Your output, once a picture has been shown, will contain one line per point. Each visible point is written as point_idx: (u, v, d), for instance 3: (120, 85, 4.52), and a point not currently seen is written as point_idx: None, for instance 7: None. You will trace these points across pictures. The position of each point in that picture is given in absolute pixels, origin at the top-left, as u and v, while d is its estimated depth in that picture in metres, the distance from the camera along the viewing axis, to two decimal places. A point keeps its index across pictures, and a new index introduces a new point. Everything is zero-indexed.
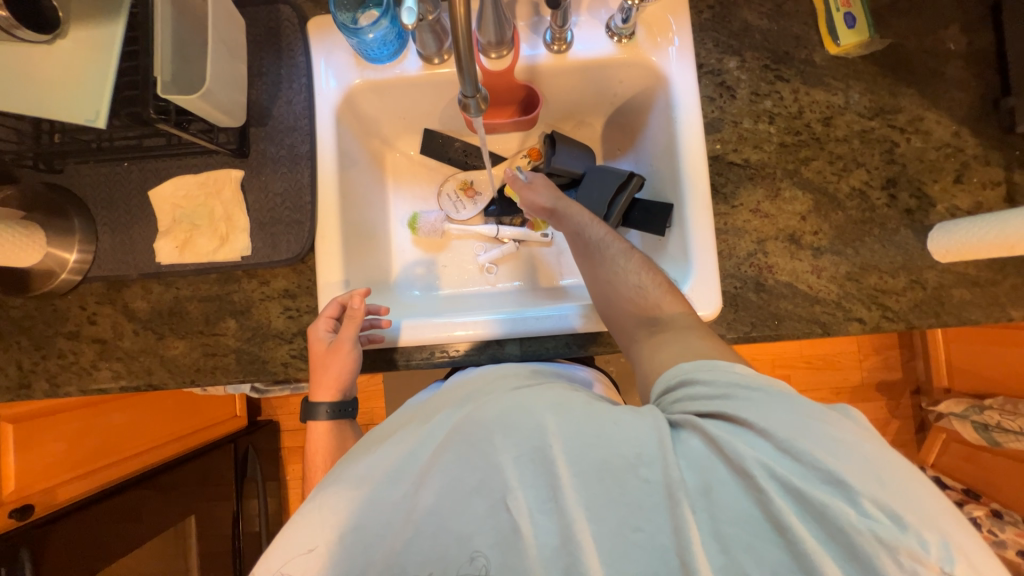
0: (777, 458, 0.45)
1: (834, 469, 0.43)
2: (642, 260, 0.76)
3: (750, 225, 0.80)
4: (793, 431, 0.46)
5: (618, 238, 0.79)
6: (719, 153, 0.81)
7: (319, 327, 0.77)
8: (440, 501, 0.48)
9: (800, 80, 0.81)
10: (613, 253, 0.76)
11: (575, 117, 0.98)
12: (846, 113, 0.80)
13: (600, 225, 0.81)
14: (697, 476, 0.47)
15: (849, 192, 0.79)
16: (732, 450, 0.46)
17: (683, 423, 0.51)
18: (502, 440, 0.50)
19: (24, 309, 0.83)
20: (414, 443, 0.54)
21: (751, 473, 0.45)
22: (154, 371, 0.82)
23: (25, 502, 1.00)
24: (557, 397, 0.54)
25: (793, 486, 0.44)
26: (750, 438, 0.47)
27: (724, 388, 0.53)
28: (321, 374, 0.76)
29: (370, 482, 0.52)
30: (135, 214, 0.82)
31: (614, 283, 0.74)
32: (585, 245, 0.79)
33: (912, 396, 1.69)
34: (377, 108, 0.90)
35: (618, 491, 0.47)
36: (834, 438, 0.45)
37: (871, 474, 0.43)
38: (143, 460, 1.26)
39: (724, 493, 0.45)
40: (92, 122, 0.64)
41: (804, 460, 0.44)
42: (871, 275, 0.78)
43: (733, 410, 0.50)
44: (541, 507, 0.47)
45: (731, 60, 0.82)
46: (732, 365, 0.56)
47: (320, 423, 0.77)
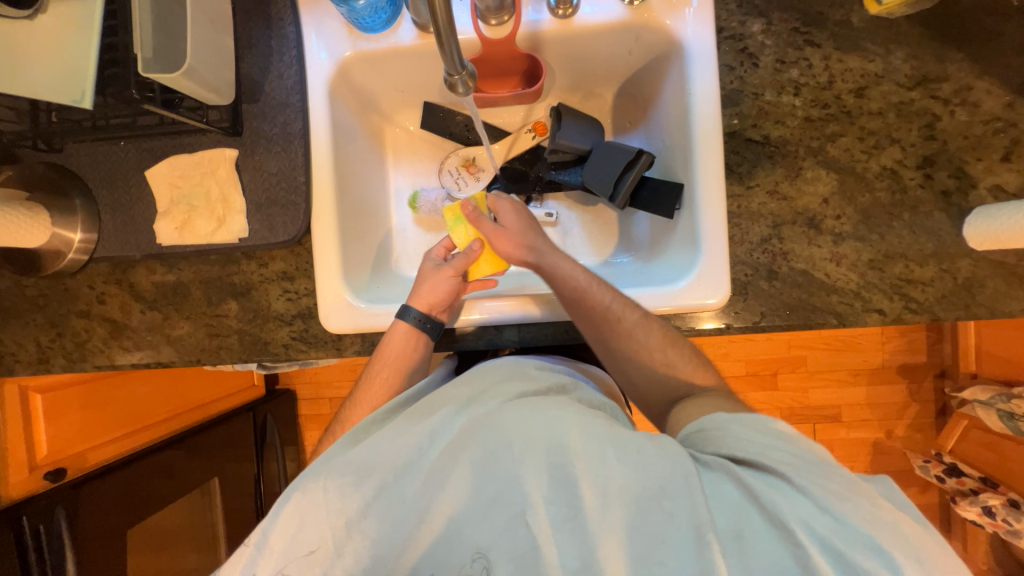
0: (816, 517, 0.45)
1: (871, 533, 0.44)
2: (662, 330, 0.72)
3: (766, 208, 0.74)
4: (833, 495, 0.46)
5: (628, 303, 0.72)
6: (736, 129, 0.75)
7: (434, 252, 0.83)
8: (460, 508, 0.50)
9: (833, 44, 0.73)
10: (629, 325, 0.70)
11: (583, 87, 0.91)
12: (883, 82, 0.72)
13: (602, 289, 0.72)
14: (730, 521, 0.47)
15: (880, 172, 0.72)
16: (769, 502, 0.46)
17: (717, 465, 0.50)
18: (523, 453, 0.50)
19: (37, 288, 0.85)
20: (420, 437, 0.54)
21: (788, 525, 0.45)
22: (162, 350, 0.84)
23: (58, 465, 1.07)
24: (579, 415, 0.52)
25: (832, 545, 0.44)
26: (790, 493, 0.46)
27: (760, 444, 0.51)
28: (419, 285, 0.78)
29: (381, 476, 0.52)
30: (134, 195, 0.82)
31: (633, 358, 0.71)
32: (592, 316, 0.71)
33: (936, 380, 1.63)
34: (373, 82, 0.86)
35: (644, 521, 0.47)
36: (873, 509, 0.45)
37: (906, 547, 0.43)
38: (167, 427, 1.32)
39: (754, 540, 0.45)
40: (77, 102, 0.62)
41: (842, 520, 0.45)
42: (896, 264, 0.72)
43: (766, 463, 0.49)
44: (561, 521, 0.47)
45: (755, 22, 0.74)
46: (773, 421, 0.54)
47: (403, 326, 0.74)
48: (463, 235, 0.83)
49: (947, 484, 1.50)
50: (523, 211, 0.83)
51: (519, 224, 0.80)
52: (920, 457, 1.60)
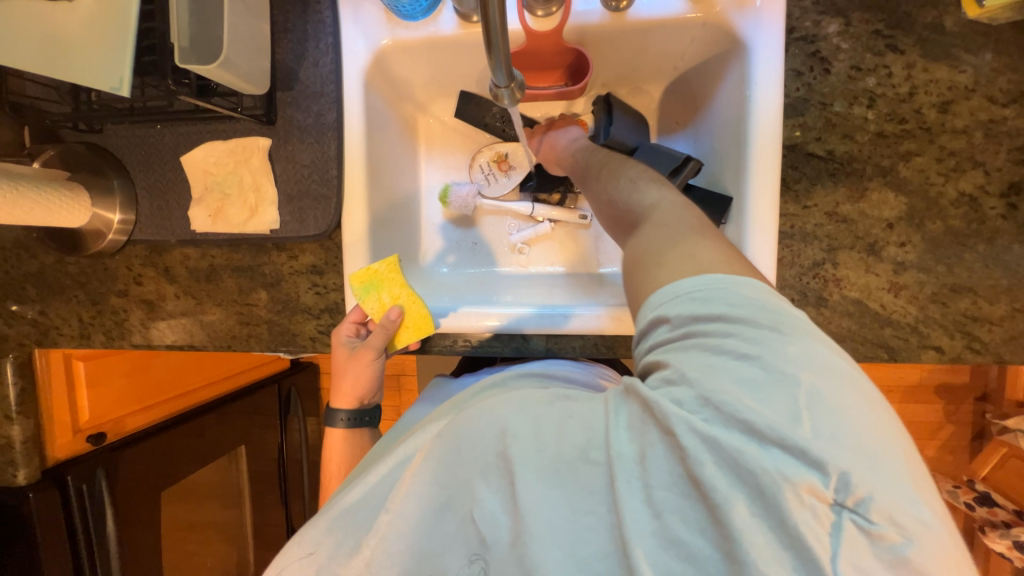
0: (702, 413, 0.38)
1: (748, 413, 0.36)
2: (639, 169, 0.66)
3: (822, 230, 0.69)
4: (723, 379, 0.38)
5: (599, 156, 0.72)
6: (797, 141, 0.69)
7: (342, 332, 0.78)
8: (415, 526, 0.48)
9: (919, 51, 0.65)
10: (605, 167, 0.69)
11: (630, 83, 0.86)
12: (972, 97, 0.65)
13: (584, 150, 0.76)
14: (621, 442, 0.41)
15: (956, 198, 0.66)
16: (658, 409, 0.39)
17: (627, 384, 0.43)
18: (468, 457, 0.47)
19: (79, 266, 0.88)
20: (386, 469, 0.53)
21: (674, 432, 0.38)
22: (195, 334, 0.86)
23: (98, 429, 1.12)
24: (520, 395, 0.48)
25: (712, 440, 0.36)
26: (681, 389, 0.39)
27: (680, 325, 0.43)
28: (340, 381, 0.80)
29: (350, 511, 0.52)
30: (169, 179, 0.82)
31: (597, 199, 0.68)
32: (582, 170, 0.74)
33: (976, 403, 1.54)
34: (410, 70, 0.82)
35: (562, 477, 0.43)
36: (760, 376, 0.38)
37: (795, 412, 0.36)
38: (199, 396, 1.38)
39: (650, 458, 0.39)
40: (117, 90, 0.62)
41: (730, 411, 0.37)
42: (962, 299, 0.66)
43: (668, 357, 0.42)
44: (499, 514, 0.45)
45: (832, 22, 0.67)
46: (695, 278, 0.44)
47: (338, 429, 0.83)
48: (378, 302, 0.77)
49: (977, 513, 1.44)
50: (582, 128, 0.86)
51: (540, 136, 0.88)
52: (950, 482, 1.54)
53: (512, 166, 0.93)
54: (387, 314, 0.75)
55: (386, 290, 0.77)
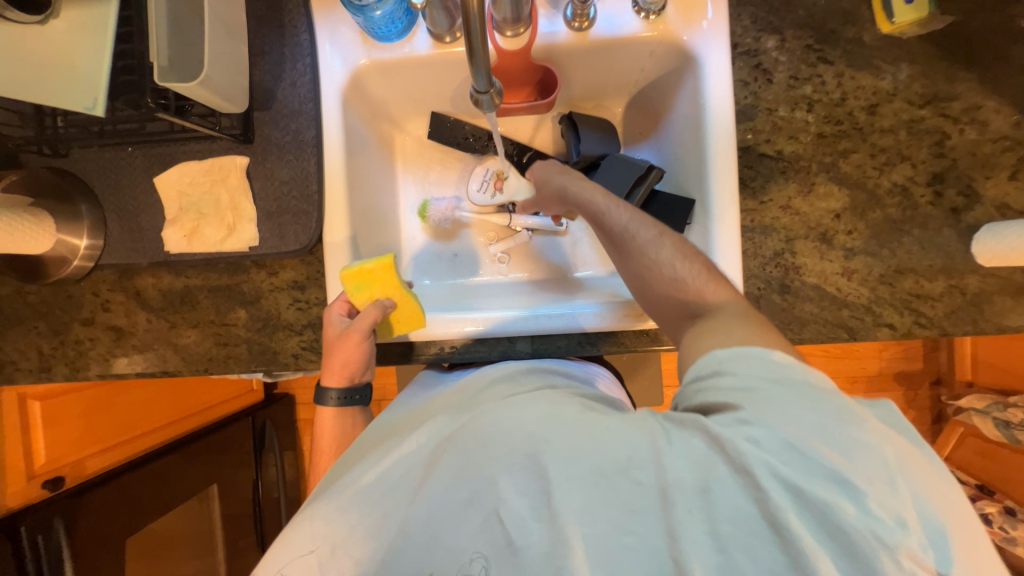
0: (786, 461, 0.42)
1: (838, 467, 0.41)
2: (678, 244, 0.64)
3: (779, 222, 0.75)
4: (806, 433, 0.42)
5: (645, 221, 0.66)
6: (750, 143, 0.75)
7: (335, 311, 0.75)
8: (432, 511, 0.49)
9: (846, 62, 0.74)
10: (642, 241, 0.64)
11: (595, 98, 0.92)
12: (894, 100, 0.73)
13: (620, 208, 0.68)
14: (692, 475, 0.44)
15: (890, 189, 0.73)
16: (733, 449, 0.43)
17: (688, 421, 0.47)
18: (493, 454, 0.49)
19: (39, 295, 0.84)
20: (399, 453, 0.55)
21: (751, 471, 0.42)
22: (168, 359, 0.83)
23: (56, 473, 1.04)
24: (547, 406, 0.52)
25: (795, 485, 0.41)
26: (760, 436, 0.43)
27: (744, 379, 0.48)
28: (331, 359, 0.74)
29: (366, 491, 0.54)
30: (141, 201, 0.80)
31: (647, 275, 0.64)
32: (607, 236, 0.68)
33: (931, 387, 1.64)
34: (385, 89, 0.85)
35: (609, 494, 0.45)
36: (850, 438, 0.42)
37: (882, 474, 0.41)
38: (171, 431, 1.31)
39: (720, 493, 0.43)
40: (91, 109, 0.62)
41: (815, 462, 0.41)
42: (906, 279, 0.73)
43: (739, 403, 0.46)
44: (530, 520, 0.46)
45: (769, 38, 0.75)
46: (770, 352, 0.49)
47: (328, 408, 0.76)
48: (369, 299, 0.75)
49: None
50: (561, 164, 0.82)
51: (545, 171, 0.81)
52: None
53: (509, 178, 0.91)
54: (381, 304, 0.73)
55: (379, 288, 0.75)
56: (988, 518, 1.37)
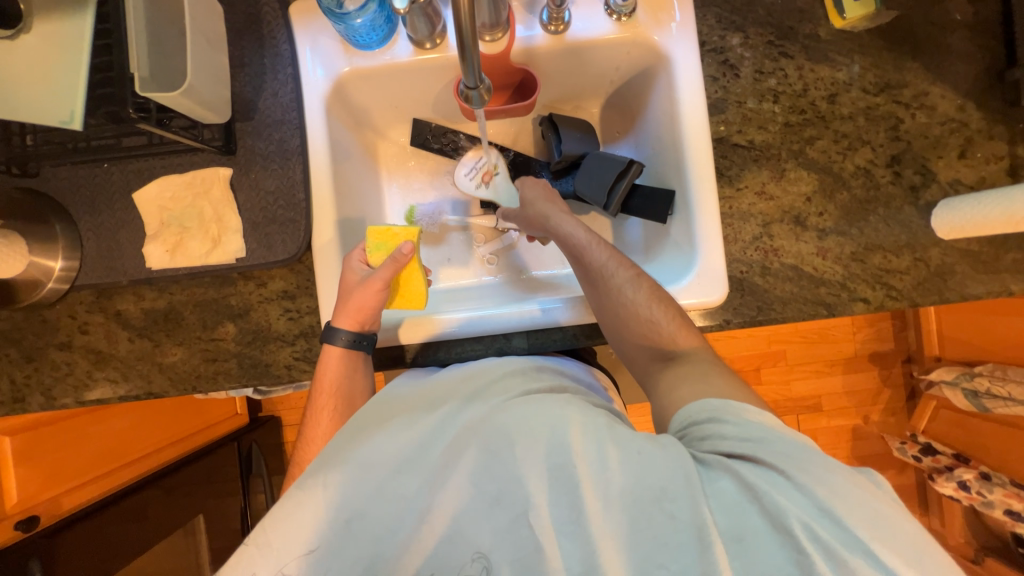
0: (818, 520, 0.44)
1: (872, 541, 0.43)
2: (652, 289, 0.69)
3: (756, 208, 0.79)
4: (834, 495, 0.45)
5: (623, 262, 0.71)
6: (723, 134, 0.79)
7: (355, 259, 0.75)
8: (463, 510, 0.51)
9: (804, 56, 0.79)
10: (619, 281, 0.69)
11: (573, 99, 0.95)
12: (851, 89, 0.79)
13: (601, 247, 0.73)
14: (730, 522, 0.46)
15: (854, 171, 0.78)
16: (772, 503, 0.45)
17: (714, 462, 0.49)
18: (523, 453, 0.51)
19: (11, 321, 0.80)
20: (416, 435, 0.56)
21: (789, 527, 0.44)
22: (153, 379, 0.80)
23: (30, 512, 0.96)
24: (580, 414, 0.53)
25: (834, 549, 0.43)
26: (793, 494, 0.45)
27: (753, 432, 0.51)
28: (346, 299, 0.72)
29: (380, 471, 0.54)
30: (119, 218, 0.78)
31: (622, 316, 0.68)
32: (585, 271, 0.72)
33: (903, 365, 1.72)
34: (367, 97, 0.86)
35: (642, 521, 0.47)
36: (878, 512, 0.44)
37: (913, 551, 0.43)
38: (155, 460, 1.23)
39: (756, 544, 0.45)
40: (68, 123, 0.61)
41: (846, 527, 0.43)
42: (875, 255, 0.78)
43: (762, 456, 0.48)
44: (560, 532, 0.48)
45: (734, 36, 0.80)
46: (759, 413, 0.54)
47: (335, 349, 0.73)
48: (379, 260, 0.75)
49: (924, 463, 1.57)
50: (550, 189, 0.85)
51: (534, 193, 0.82)
52: (897, 439, 1.68)
53: (500, 175, 0.91)
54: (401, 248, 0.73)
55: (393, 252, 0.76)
56: (966, 485, 1.44)
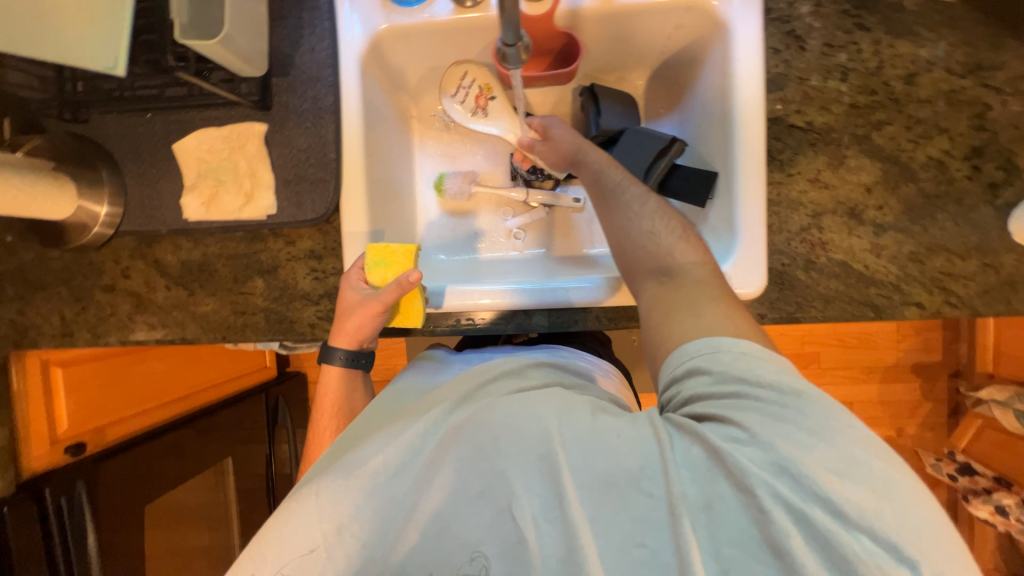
0: (781, 481, 0.41)
1: (834, 493, 0.40)
2: (660, 205, 0.66)
3: (807, 196, 0.73)
4: (799, 450, 0.42)
5: (637, 182, 0.69)
6: (779, 114, 0.73)
7: (353, 278, 0.74)
8: (447, 505, 0.50)
9: (883, 29, 0.71)
10: (629, 196, 0.66)
11: (617, 70, 0.89)
12: (933, 70, 0.71)
13: (617, 170, 0.71)
14: (698, 491, 0.44)
15: (925, 162, 0.71)
16: (734, 464, 0.42)
17: (681, 426, 0.46)
18: (508, 450, 0.49)
19: (62, 261, 0.85)
20: (411, 437, 0.52)
21: (753, 490, 0.42)
22: (187, 326, 0.84)
23: (78, 438, 1.03)
24: (561, 403, 0.51)
25: (794, 505, 0.41)
26: (754, 451, 0.43)
27: (732, 384, 0.47)
28: (344, 321, 0.73)
29: (374, 476, 0.51)
30: (160, 167, 0.81)
31: (626, 232, 0.64)
32: (600, 189, 0.69)
33: (950, 379, 1.60)
34: (404, 58, 0.84)
35: (620, 503, 0.45)
36: (845, 458, 0.41)
37: (880, 499, 0.40)
38: (188, 403, 1.29)
39: (725, 513, 0.43)
40: (114, 69, 0.62)
41: (805, 480, 0.41)
42: (937, 257, 0.71)
43: (733, 414, 0.45)
44: (541, 521, 0.47)
45: (804, 4, 0.72)
46: (739, 341, 0.49)
47: (334, 368, 0.76)
48: (380, 279, 0.73)
49: (960, 483, 1.49)
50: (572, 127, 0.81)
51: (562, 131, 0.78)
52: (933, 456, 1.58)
53: (494, 99, 0.83)
54: (407, 273, 0.70)
55: (393, 270, 0.73)
56: (1005, 510, 1.34)
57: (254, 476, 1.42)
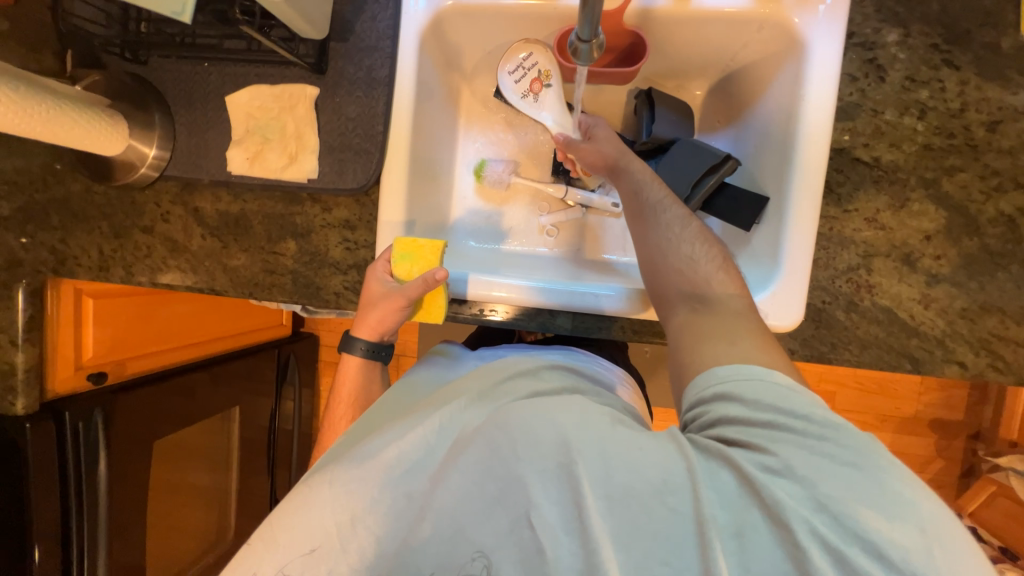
0: (819, 516, 0.40)
1: (877, 533, 0.39)
2: (701, 230, 0.64)
3: (861, 235, 0.69)
4: (837, 487, 0.41)
5: (678, 203, 0.67)
6: (846, 145, 0.70)
7: (378, 270, 0.74)
8: (459, 506, 0.49)
9: (974, 69, 0.67)
10: (669, 217, 0.65)
11: (677, 77, 0.86)
12: (1021, 120, 0.66)
13: (659, 186, 0.68)
14: (728, 516, 0.42)
15: (994, 217, 0.67)
16: (770, 497, 0.41)
17: (712, 451, 0.45)
18: (524, 457, 0.48)
19: (106, 197, 0.87)
20: (427, 434, 0.55)
21: (789, 524, 0.40)
22: (217, 277, 0.85)
23: (100, 368, 1.06)
24: (580, 410, 0.50)
25: (833, 544, 0.40)
26: (790, 485, 0.42)
27: (765, 412, 0.46)
28: (366, 313, 0.74)
29: (389, 467, 0.53)
30: (210, 118, 0.81)
31: (662, 254, 0.63)
32: (639, 205, 0.66)
33: (968, 440, 1.55)
34: (463, 38, 0.82)
35: (642, 518, 0.44)
36: (888, 495, 0.40)
37: (926, 541, 0.39)
38: (203, 350, 1.33)
39: (757, 544, 0.41)
40: (179, 15, 0.61)
41: (845, 518, 0.40)
42: (990, 318, 0.67)
43: (769, 444, 0.44)
44: (559, 529, 0.45)
45: (891, 32, 0.68)
46: (772, 372, 0.48)
47: (354, 359, 0.77)
48: (405, 273, 0.73)
49: None
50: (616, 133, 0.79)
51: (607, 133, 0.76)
52: None
53: (549, 87, 0.81)
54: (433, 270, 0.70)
55: (419, 266, 0.72)
56: None
57: (259, 428, 1.46)
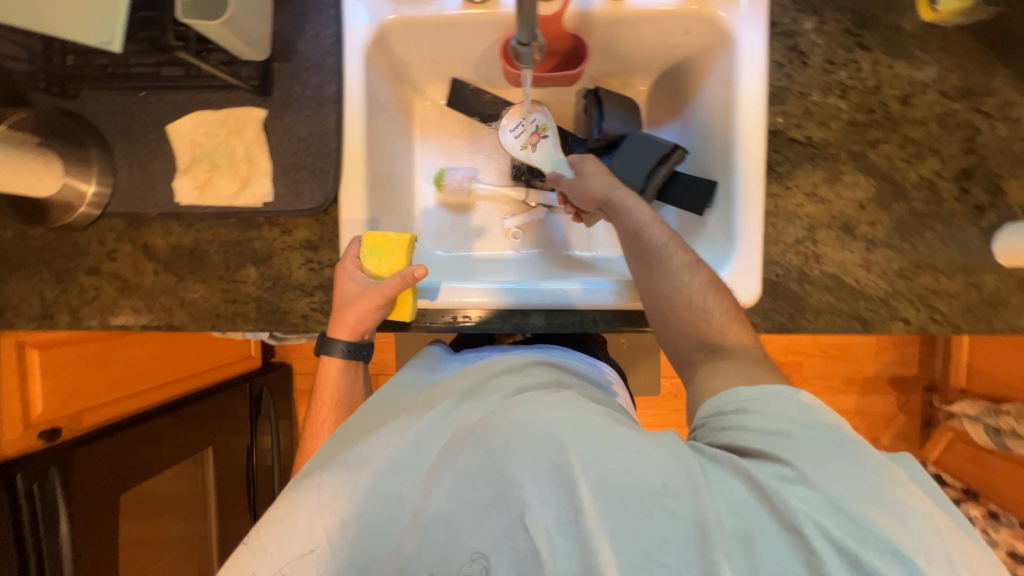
0: (829, 517, 0.42)
1: (887, 533, 0.41)
2: (710, 277, 0.67)
3: (803, 210, 0.74)
4: (846, 490, 0.43)
5: (683, 246, 0.70)
6: (780, 127, 0.74)
7: (348, 268, 0.73)
8: (454, 509, 0.48)
9: (883, 49, 0.73)
10: (676, 264, 0.68)
11: (621, 75, 0.90)
12: (928, 92, 0.73)
13: (661, 227, 0.71)
14: (737, 521, 0.44)
15: (917, 182, 0.73)
16: (781, 502, 0.43)
17: (726, 462, 0.47)
18: (518, 454, 0.48)
19: (43, 240, 0.82)
20: (421, 426, 0.56)
21: (800, 528, 0.42)
22: (174, 312, 0.82)
23: (53, 424, 1.00)
24: (573, 410, 0.51)
25: (843, 544, 0.41)
26: (802, 491, 0.44)
27: (778, 425, 0.49)
28: (342, 312, 0.72)
29: (379, 471, 0.53)
30: (152, 148, 0.78)
31: (671, 300, 0.67)
32: (642, 250, 0.70)
33: (924, 393, 1.66)
34: (410, 50, 0.83)
35: (642, 520, 0.44)
36: (893, 499, 0.43)
37: (928, 540, 0.41)
38: (170, 391, 1.26)
39: (764, 544, 0.43)
40: (108, 45, 0.59)
41: (856, 518, 0.42)
42: (925, 274, 0.73)
43: (783, 454, 0.46)
44: (554, 528, 0.45)
45: (808, 20, 0.74)
46: (795, 393, 0.52)
47: (333, 360, 0.74)
48: (376, 268, 0.72)
49: None
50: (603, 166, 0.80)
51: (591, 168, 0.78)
52: None
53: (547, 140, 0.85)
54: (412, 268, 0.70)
55: (389, 261, 0.72)
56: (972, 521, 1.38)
57: (234, 467, 1.39)
